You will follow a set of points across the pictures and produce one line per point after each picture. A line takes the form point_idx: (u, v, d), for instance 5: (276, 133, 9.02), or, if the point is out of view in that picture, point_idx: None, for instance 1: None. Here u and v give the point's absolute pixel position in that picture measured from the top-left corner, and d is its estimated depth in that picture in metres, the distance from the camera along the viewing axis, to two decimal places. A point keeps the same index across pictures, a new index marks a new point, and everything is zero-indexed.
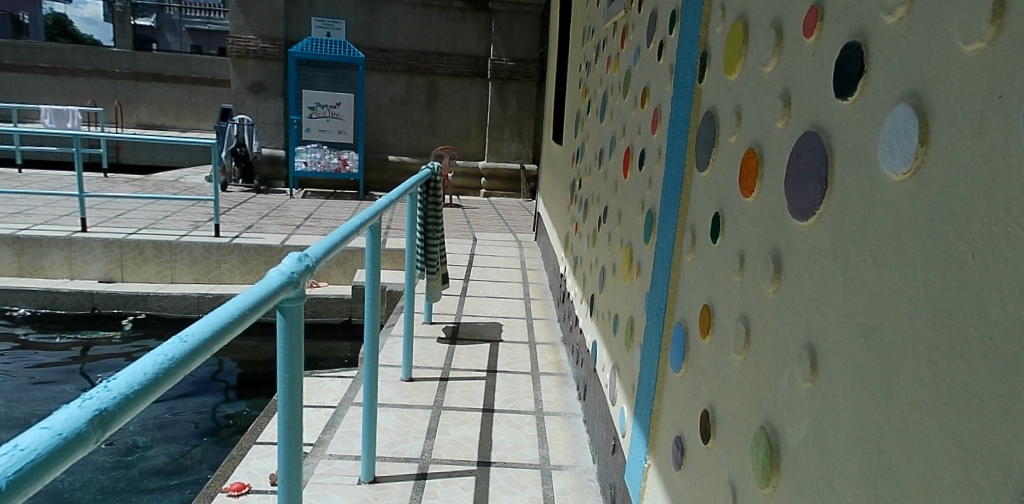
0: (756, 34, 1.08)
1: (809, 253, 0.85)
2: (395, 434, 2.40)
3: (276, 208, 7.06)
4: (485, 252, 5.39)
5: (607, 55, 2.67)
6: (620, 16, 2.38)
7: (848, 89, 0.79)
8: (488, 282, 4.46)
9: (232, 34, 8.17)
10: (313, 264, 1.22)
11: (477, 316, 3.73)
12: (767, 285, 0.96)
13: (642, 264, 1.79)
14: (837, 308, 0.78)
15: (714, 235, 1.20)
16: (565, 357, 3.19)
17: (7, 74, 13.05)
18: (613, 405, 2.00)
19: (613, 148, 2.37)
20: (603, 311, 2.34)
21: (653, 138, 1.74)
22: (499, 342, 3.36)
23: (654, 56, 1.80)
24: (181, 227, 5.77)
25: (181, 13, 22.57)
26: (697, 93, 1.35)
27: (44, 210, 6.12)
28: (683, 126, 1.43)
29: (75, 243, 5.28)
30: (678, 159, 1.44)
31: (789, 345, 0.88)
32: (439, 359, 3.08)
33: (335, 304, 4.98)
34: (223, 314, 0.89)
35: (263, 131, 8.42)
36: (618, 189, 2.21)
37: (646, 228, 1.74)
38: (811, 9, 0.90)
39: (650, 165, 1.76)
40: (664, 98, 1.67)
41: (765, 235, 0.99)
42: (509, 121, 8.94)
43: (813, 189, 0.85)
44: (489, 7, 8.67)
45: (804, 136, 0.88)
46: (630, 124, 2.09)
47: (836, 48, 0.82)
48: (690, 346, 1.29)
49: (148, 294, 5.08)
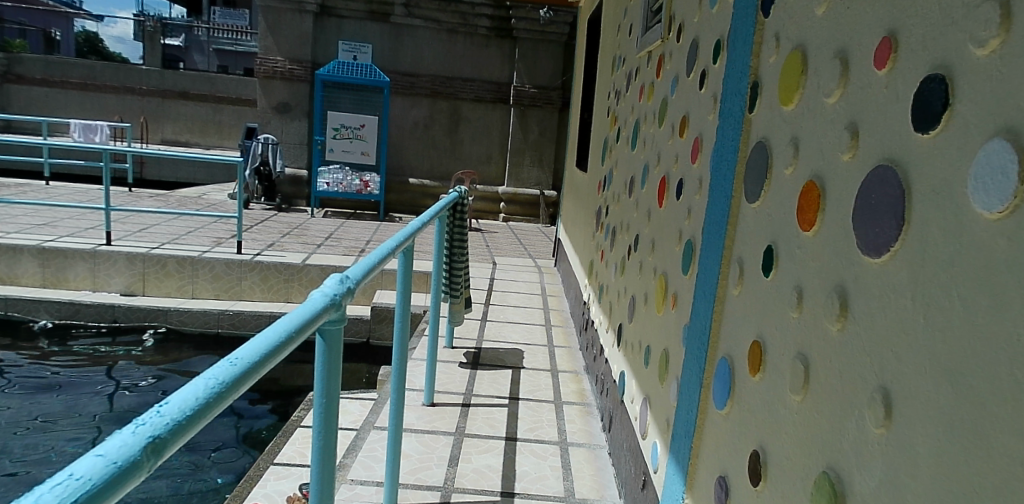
0: (819, 65, 1.05)
1: (880, 292, 0.82)
2: (417, 460, 2.36)
3: (297, 226, 7.09)
4: (505, 277, 5.38)
5: (640, 84, 2.66)
6: (656, 45, 2.37)
7: (929, 123, 0.76)
8: (508, 307, 4.43)
9: (261, 55, 8.31)
10: (353, 286, 1.19)
11: (498, 342, 3.69)
12: (832, 323, 0.92)
13: (678, 294, 1.75)
14: (917, 348, 0.74)
15: (766, 269, 1.17)
16: (588, 387, 3.14)
17: (38, 88, 13.54)
18: (644, 439, 1.95)
19: (645, 177, 2.35)
20: (633, 341, 2.30)
21: (692, 167, 1.72)
22: (521, 369, 3.31)
23: (696, 85, 1.78)
24: (204, 243, 5.81)
25: (209, 34, 22.81)
26: (746, 124, 1.33)
27: (70, 222, 6.20)
28: (730, 157, 1.40)
29: (100, 255, 5.32)
30: (723, 190, 1.41)
31: (858, 385, 0.84)
32: (461, 385, 3.04)
33: (353, 324, 5.03)
34: (270, 338, 0.87)
35: (286, 150, 8.51)
36: (652, 218, 2.18)
37: (684, 258, 1.70)
38: (884, 40, 0.87)
39: (689, 195, 1.73)
40: (705, 128, 1.65)
41: (828, 270, 0.95)
42: (530, 147, 8.95)
43: (887, 225, 0.82)
44: (514, 34, 8.72)
45: (875, 171, 0.85)
46: (666, 153, 2.06)
47: (913, 82, 0.80)
48: (736, 382, 1.25)
49: (169, 308, 5.10)
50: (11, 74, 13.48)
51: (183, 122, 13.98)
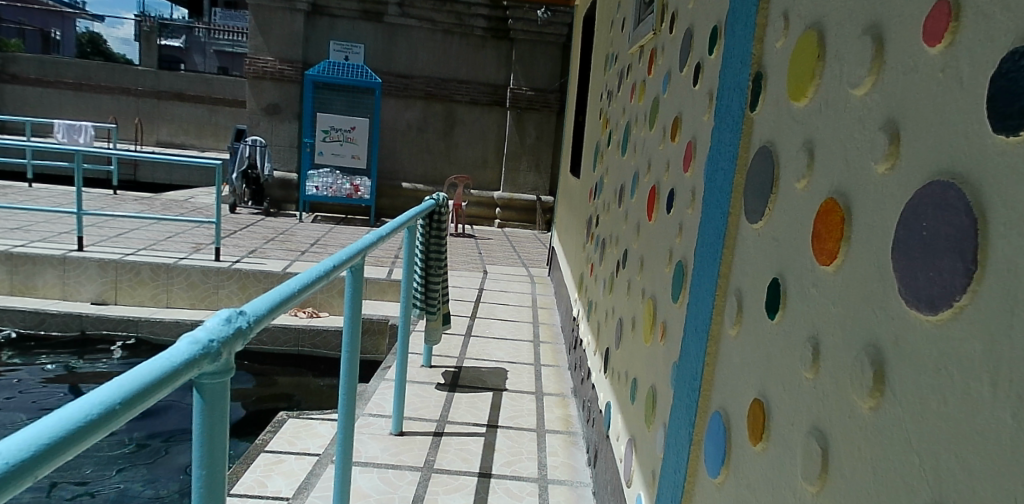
0: (841, 46, 0.80)
1: (936, 362, 0.57)
2: (375, 501, 2.10)
3: (283, 232, 6.86)
4: (495, 287, 5.13)
5: (631, 82, 2.41)
6: (648, 39, 2.12)
7: (1014, 122, 0.51)
8: (495, 320, 4.18)
9: (250, 55, 8.09)
10: (247, 326, 0.95)
11: (481, 360, 3.43)
12: (861, 398, 0.68)
13: (667, 324, 1.51)
14: (1001, 458, 0.49)
15: (770, 309, 0.92)
16: (574, 413, 2.88)
17: (32, 89, 13.38)
18: (628, 487, 1.69)
19: (635, 186, 2.10)
20: (619, 370, 2.05)
21: (684, 177, 1.48)
22: (503, 392, 3.06)
23: (689, 81, 1.53)
24: (182, 249, 5.59)
25: (210, 35, 22.63)
26: (747, 124, 1.08)
27: (45, 226, 5.99)
28: (726, 166, 1.15)
29: (70, 262, 5.11)
30: (718, 205, 1.16)
31: (901, 493, 0.60)
32: (435, 410, 2.79)
33: (334, 337, 4.80)
34: (67, 421, 0.65)
35: (275, 153, 8.29)
36: (641, 232, 1.93)
37: (674, 282, 1.46)
38: (938, 5, 0.62)
39: (680, 208, 1.48)
40: (699, 130, 1.40)
41: (855, 322, 0.70)
42: (527, 151, 8.71)
43: (944, 267, 0.57)
44: (511, 35, 8.49)
45: (925, 189, 0.60)
46: (656, 159, 1.81)
47: (986, 62, 0.55)
48: (732, 447, 1.00)
49: (139, 318, 4.87)
50: (5, 74, 13.33)
51: (179, 123, 13.79)
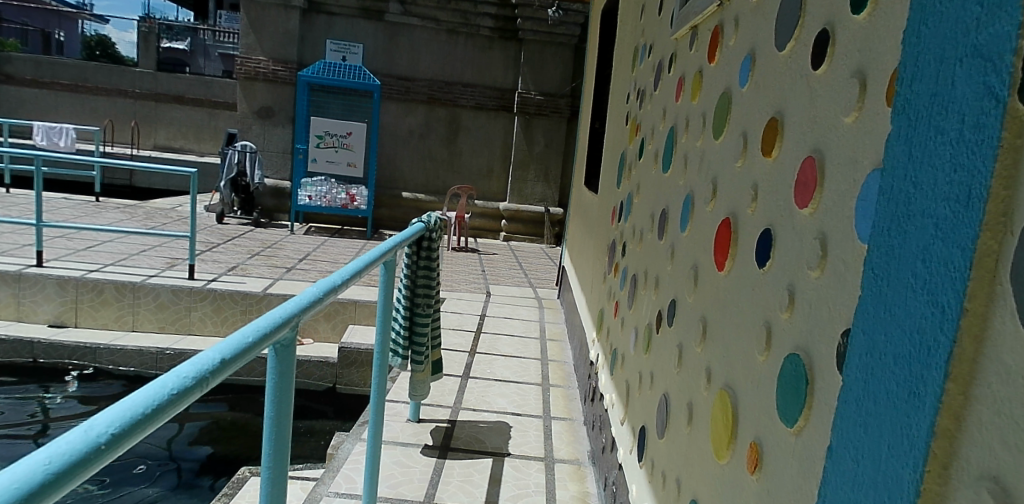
0: None
1: None
2: None
3: (270, 246, 6.33)
4: (500, 313, 4.56)
5: (677, 74, 1.86)
6: (706, 15, 1.57)
7: None
8: (499, 357, 3.62)
9: (241, 54, 7.59)
10: None
11: (479, 411, 2.87)
12: None
13: (764, 450, 0.95)
14: None
15: None
16: (593, 489, 2.31)
17: (28, 90, 12.90)
18: None
19: (688, 212, 1.55)
20: (662, 469, 1.50)
21: (803, 216, 0.92)
22: (506, 457, 2.50)
23: (807, 63, 0.98)
24: (154, 265, 5.07)
25: (215, 38, 22.06)
26: (1010, 136, 0.53)
27: (8, 238, 5.47)
28: (936, 216, 0.60)
29: (26, 279, 4.58)
30: (915, 289, 0.61)
31: None
32: (419, 489, 2.23)
33: (318, 368, 4.30)
34: None
35: (267, 160, 7.77)
36: (701, 284, 1.37)
37: (785, 385, 0.90)
38: None
39: (796, 265, 0.93)
40: (839, 140, 0.85)
41: None
42: (535, 160, 8.15)
43: None
44: (519, 35, 7.95)
45: None
46: (730, 180, 1.26)
47: None
48: None
49: (99, 345, 4.33)
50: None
51: (177, 127, 13.28)
